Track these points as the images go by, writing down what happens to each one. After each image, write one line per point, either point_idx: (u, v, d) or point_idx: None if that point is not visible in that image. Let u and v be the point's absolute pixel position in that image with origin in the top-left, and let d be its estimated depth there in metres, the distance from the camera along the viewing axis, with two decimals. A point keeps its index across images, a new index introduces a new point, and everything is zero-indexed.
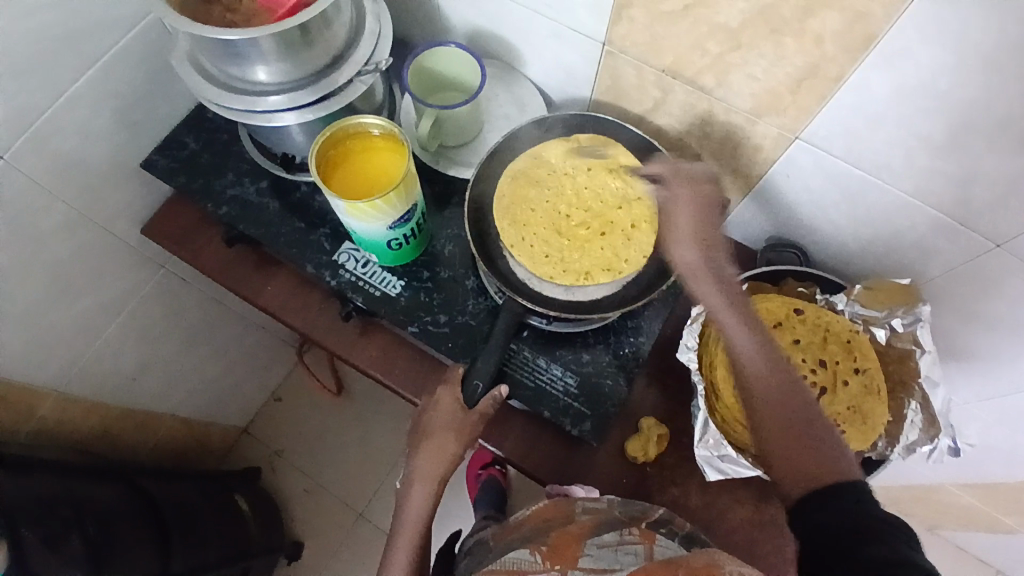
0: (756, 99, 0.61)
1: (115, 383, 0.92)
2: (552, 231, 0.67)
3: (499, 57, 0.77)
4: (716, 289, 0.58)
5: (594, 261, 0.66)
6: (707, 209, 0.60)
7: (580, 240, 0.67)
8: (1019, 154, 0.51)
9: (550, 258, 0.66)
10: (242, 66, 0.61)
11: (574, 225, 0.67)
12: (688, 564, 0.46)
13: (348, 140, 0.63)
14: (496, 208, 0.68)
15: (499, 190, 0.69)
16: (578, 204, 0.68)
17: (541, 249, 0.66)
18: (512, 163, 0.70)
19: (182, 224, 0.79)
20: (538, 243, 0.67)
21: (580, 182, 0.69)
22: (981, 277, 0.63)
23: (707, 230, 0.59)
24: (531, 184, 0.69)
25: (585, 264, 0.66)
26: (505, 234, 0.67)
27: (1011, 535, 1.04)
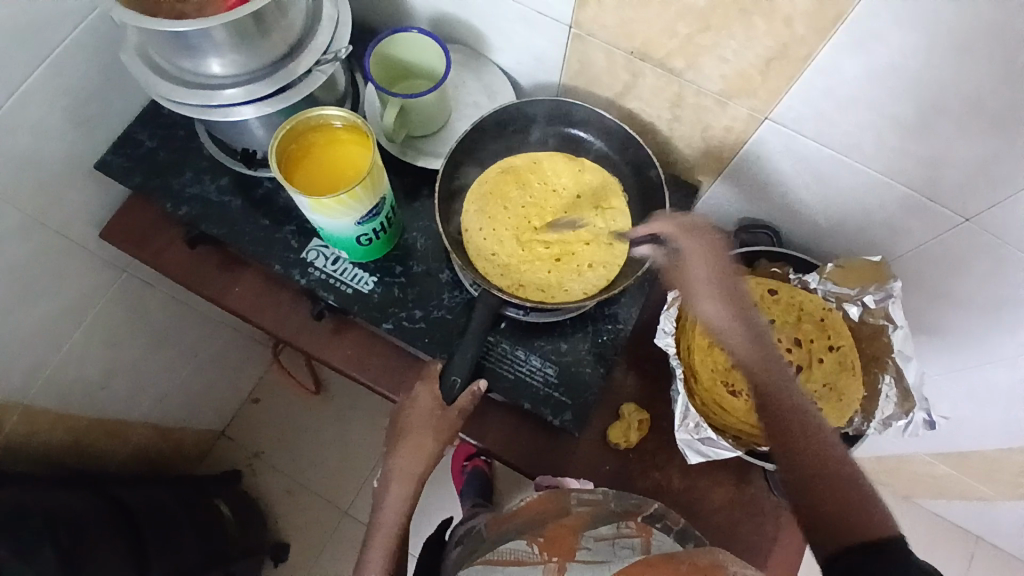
0: (727, 80, 0.60)
1: (81, 393, 0.88)
2: (511, 236, 0.69)
3: (465, 44, 0.75)
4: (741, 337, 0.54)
5: (535, 281, 0.67)
6: (729, 265, 0.56)
7: (534, 255, 0.68)
8: (986, 131, 0.52)
9: (495, 258, 0.68)
10: (196, 59, 0.58)
11: (536, 239, 0.68)
12: (692, 561, 0.46)
13: (310, 133, 0.60)
14: (474, 191, 0.70)
15: (484, 175, 0.71)
16: (550, 223, 0.69)
17: (492, 245, 0.68)
18: (507, 158, 0.71)
19: (141, 225, 0.76)
20: (492, 239, 0.68)
21: (562, 204, 0.70)
22: (949, 252, 0.64)
23: (731, 281, 0.56)
24: (513, 185, 0.70)
25: (524, 278, 0.67)
26: (468, 217, 0.69)
27: (980, 500, 1.07)
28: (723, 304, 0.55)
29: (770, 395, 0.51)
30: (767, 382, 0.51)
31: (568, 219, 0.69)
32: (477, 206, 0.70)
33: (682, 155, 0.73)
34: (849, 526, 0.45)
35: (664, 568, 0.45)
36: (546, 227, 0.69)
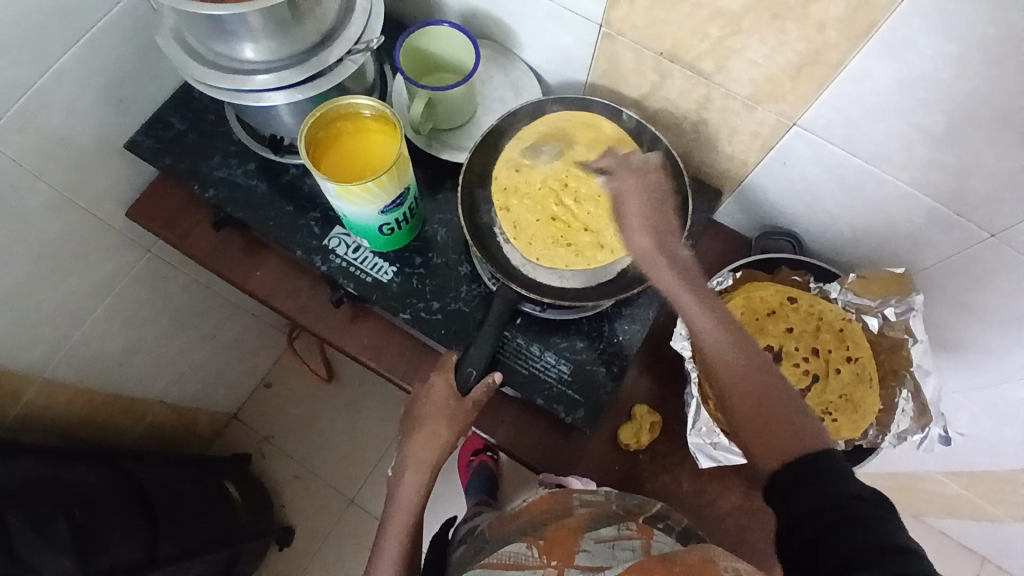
0: (755, 85, 0.60)
1: (101, 368, 0.90)
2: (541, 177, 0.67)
3: (494, 39, 0.75)
4: (671, 273, 0.55)
5: (530, 226, 0.66)
6: (661, 200, 0.57)
7: (549, 201, 0.66)
8: (1016, 146, 0.51)
9: (508, 189, 0.67)
10: (230, 43, 0.59)
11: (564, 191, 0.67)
12: (684, 562, 0.46)
13: (339, 120, 0.61)
14: (553, 120, 0.69)
15: (571, 114, 0.69)
16: (574, 198, 0.66)
17: (518, 177, 0.67)
18: (535, 125, 0.69)
19: (168, 206, 0.77)
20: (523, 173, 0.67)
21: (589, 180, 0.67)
22: (974, 268, 0.63)
23: (660, 216, 0.56)
24: (539, 155, 0.68)
25: (520, 215, 0.66)
26: (526, 137, 0.69)
27: (992, 521, 1.06)
28: (648, 237, 0.56)
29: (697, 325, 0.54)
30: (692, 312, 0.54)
31: (595, 197, 0.66)
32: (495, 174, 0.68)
33: (706, 159, 0.73)
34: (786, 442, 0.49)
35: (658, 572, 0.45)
36: (569, 204, 0.66)
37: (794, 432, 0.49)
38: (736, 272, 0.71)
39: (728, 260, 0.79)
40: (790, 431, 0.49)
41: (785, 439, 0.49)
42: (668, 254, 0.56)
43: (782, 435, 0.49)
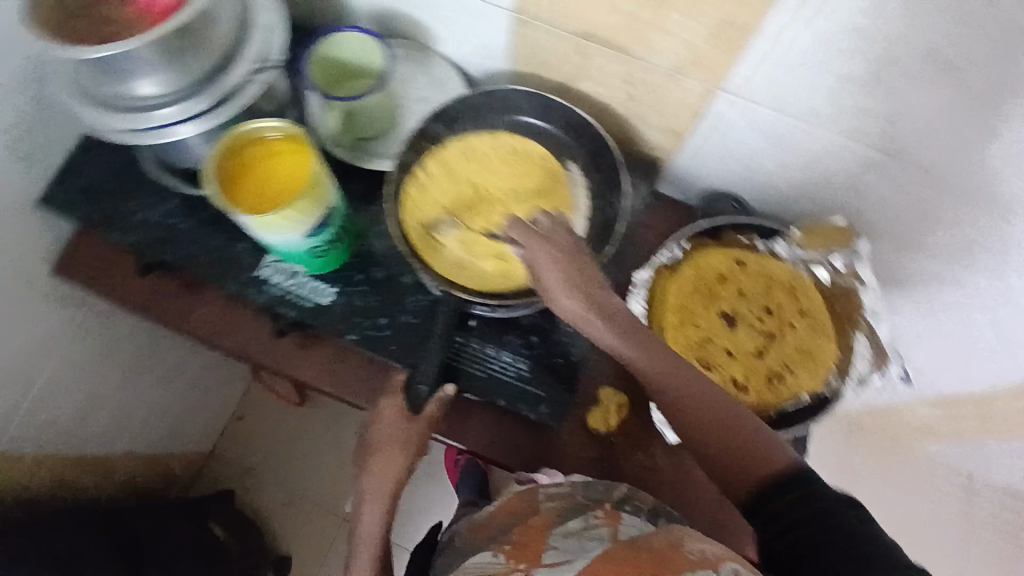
0: (678, 55, 0.58)
1: (59, 431, 0.87)
2: (483, 177, 0.69)
3: (409, 37, 0.72)
4: (604, 327, 0.55)
5: (447, 206, 0.68)
6: (571, 258, 0.56)
7: (472, 203, 0.69)
8: (938, 85, 0.50)
9: (448, 171, 0.69)
10: (122, 79, 0.55)
11: (485, 205, 0.69)
12: (651, 546, 0.44)
13: (249, 147, 0.58)
14: (536, 151, 0.70)
15: (553, 164, 0.70)
16: (483, 218, 0.68)
17: (463, 166, 0.70)
18: (514, 138, 0.70)
19: (95, 258, 0.74)
20: (470, 165, 0.70)
21: (507, 206, 0.68)
22: (915, 205, 0.63)
23: (576, 273, 0.56)
24: (495, 163, 0.70)
25: (441, 194, 0.69)
26: (505, 141, 0.70)
27: (973, 441, 1.08)
28: (572, 295, 0.55)
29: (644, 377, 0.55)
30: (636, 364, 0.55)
31: (499, 226, 0.68)
32: (447, 165, 0.69)
33: (641, 132, 0.71)
34: (755, 467, 0.49)
35: (626, 558, 0.43)
36: (479, 218, 0.68)
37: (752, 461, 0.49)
38: (683, 244, 0.68)
39: None
40: (753, 453, 0.49)
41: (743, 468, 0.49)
42: (598, 306, 0.55)
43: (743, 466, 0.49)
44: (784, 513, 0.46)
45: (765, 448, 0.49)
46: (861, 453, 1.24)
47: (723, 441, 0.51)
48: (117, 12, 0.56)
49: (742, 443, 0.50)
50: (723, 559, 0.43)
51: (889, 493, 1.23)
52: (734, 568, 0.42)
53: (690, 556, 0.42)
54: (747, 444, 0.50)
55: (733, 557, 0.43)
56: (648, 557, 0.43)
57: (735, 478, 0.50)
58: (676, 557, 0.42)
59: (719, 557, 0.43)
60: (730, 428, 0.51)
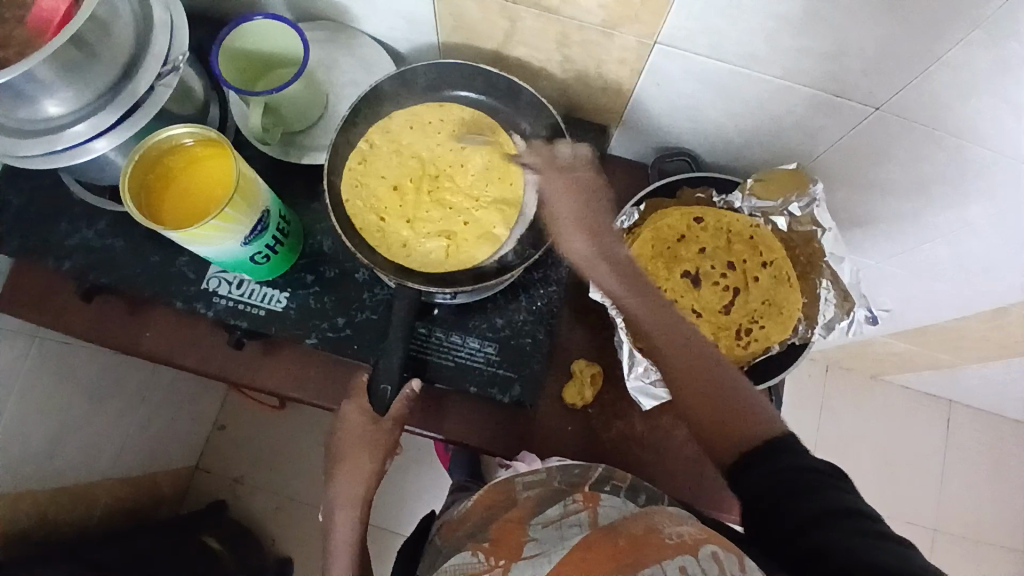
0: (608, 11, 0.55)
1: (30, 471, 0.84)
2: (430, 148, 0.67)
3: (329, 19, 0.69)
4: (613, 276, 0.56)
5: (396, 178, 0.66)
6: (592, 205, 0.57)
7: (417, 175, 0.66)
8: (876, 14, 0.48)
9: (395, 144, 0.67)
10: (24, 104, 0.51)
11: (431, 177, 0.66)
12: (628, 531, 0.43)
13: (166, 157, 0.55)
14: (484, 124, 0.68)
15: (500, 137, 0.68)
16: (430, 194, 0.66)
17: (410, 137, 0.67)
18: (462, 110, 0.68)
19: (32, 289, 0.70)
20: (418, 137, 0.67)
21: (455, 181, 0.66)
22: (866, 142, 0.62)
23: (595, 219, 0.57)
24: (441, 134, 0.68)
25: (386, 167, 0.66)
26: (453, 112, 0.68)
27: (946, 367, 1.10)
28: (587, 239, 0.56)
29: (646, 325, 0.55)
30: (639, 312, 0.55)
31: (448, 202, 0.66)
32: (392, 138, 0.67)
33: (583, 94, 0.69)
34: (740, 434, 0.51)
35: (603, 545, 0.42)
36: (421, 191, 0.66)
37: (749, 425, 0.51)
38: (639, 206, 0.67)
39: (633, 191, 0.76)
40: (743, 420, 0.51)
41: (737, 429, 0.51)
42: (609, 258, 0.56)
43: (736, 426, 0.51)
44: (764, 481, 0.48)
45: (752, 418, 0.51)
46: (839, 388, 1.27)
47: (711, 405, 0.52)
48: (11, 33, 0.52)
49: (741, 408, 0.52)
50: (700, 541, 0.43)
51: (871, 424, 1.25)
52: (713, 550, 0.41)
53: (667, 541, 0.42)
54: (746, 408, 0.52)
55: (708, 539, 0.43)
56: (625, 543, 0.42)
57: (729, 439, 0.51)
58: (653, 542, 0.42)
59: (697, 540, 0.42)
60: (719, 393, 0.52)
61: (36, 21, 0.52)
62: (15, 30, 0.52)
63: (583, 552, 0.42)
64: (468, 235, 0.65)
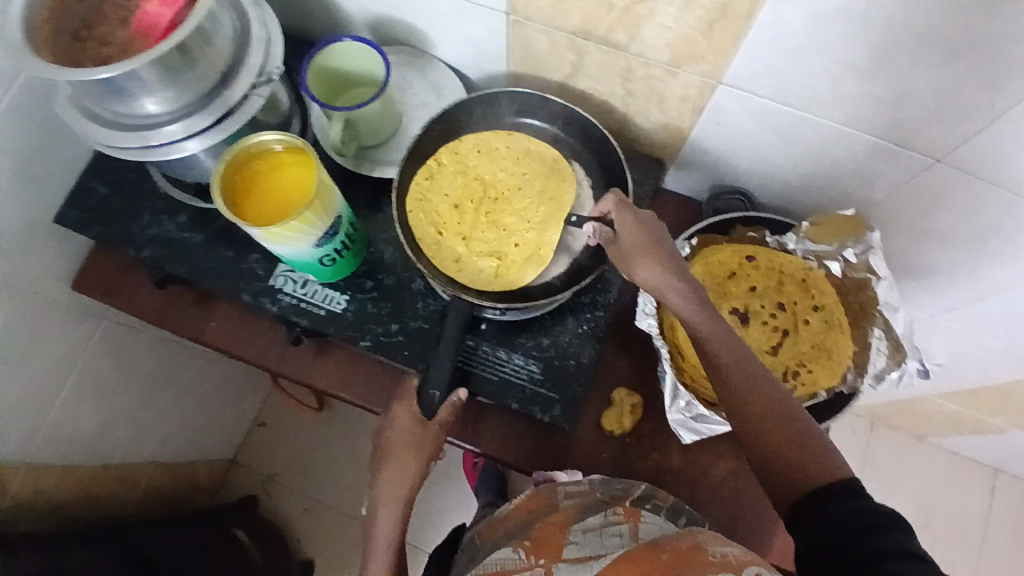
0: (674, 49, 0.57)
1: (82, 444, 0.88)
2: (492, 173, 0.70)
3: (407, 44, 0.73)
4: (683, 301, 0.55)
5: (461, 197, 0.69)
6: (657, 230, 0.58)
7: (478, 198, 0.70)
8: (941, 61, 0.49)
9: (461, 166, 0.70)
10: (127, 101, 0.56)
11: (491, 201, 0.70)
12: (673, 548, 0.43)
13: (252, 161, 0.59)
14: (546, 155, 0.70)
15: (561, 169, 0.70)
16: (488, 215, 0.69)
17: (476, 161, 0.70)
18: (528, 139, 0.71)
19: (110, 273, 0.75)
20: (483, 162, 0.70)
21: (511, 205, 0.69)
22: (927, 193, 0.62)
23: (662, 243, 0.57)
24: (505, 159, 0.70)
25: (451, 187, 0.70)
26: (518, 141, 0.71)
27: (997, 433, 1.05)
28: (656, 264, 0.56)
29: (710, 354, 0.53)
30: (707, 341, 0.53)
31: (501, 225, 0.69)
32: (459, 159, 0.70)
33: (643, 129, 0.71)
34: (804, 477, 0.49)
35: (646, 557, 0.43)
36: (480, 212, 0.69)
37: (818, 468, 0.49)
38: (692, 240, 0.68)
39: (685, 226, 0.77)
40: (813, 463, 0.49)
41: (808, 472, 0.49)
42: (677, 286, 0.56)
43: (807, 470, 0.49)
44: (829, 522, 0.46)
45: (821, 460, 0.49)
46: (880, 445, 1.23)
47: (779, 442, 0.50)
48: (117, 33, 0.57)
49: (813, 452, 0.49)
50: (745, 564, 0.42)
51: (914, 487, 1.21)
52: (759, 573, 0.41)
53: (712, 558, 0.42)
54: (818, 451, 0.49)
55: (754, 561, 0.43)
56: (669, 558, 0.42)
57: (797, 480, 0.49)
58: (696, 557, 0.42)
59: (742, 561, 0.42)
60: (787, 432, 0.50)
61: (141, 24, 0.57)
62: (122, 31, 0.58)
63: (624, 561, 0.43)
64: (517, 256, 0.67)
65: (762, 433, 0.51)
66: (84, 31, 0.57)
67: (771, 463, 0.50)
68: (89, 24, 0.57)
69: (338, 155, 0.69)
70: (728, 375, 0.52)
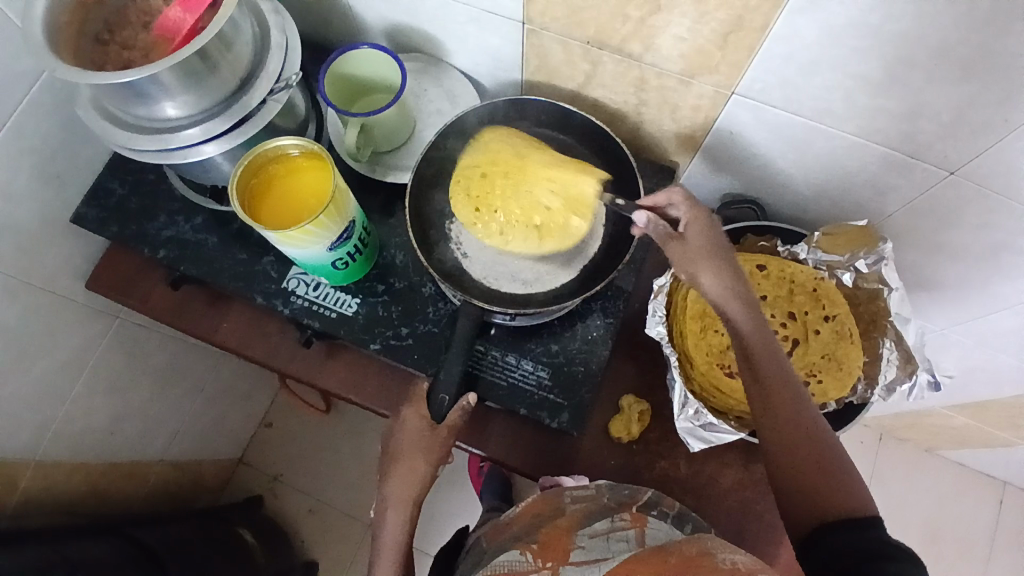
0: (688, 60, 0.58)
1: (93, 441, 0.88)
2: (518, 144, 0.69)
3: (423, 51, 0.74)
4: (744, 313, 0.54)
5: (492, 171, 0.68)
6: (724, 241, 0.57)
7: (502, 167, 0.68)
8: (954, 78, 0.49)
9: (495, 144, 0.69)
10: (148, 105, 0.57)
11: (513, 166, 0.68)
12: (680, 551, 0.44)
13: (269, 164, 0.60)
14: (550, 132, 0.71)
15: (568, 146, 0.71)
16: (512, 182, 0.68)
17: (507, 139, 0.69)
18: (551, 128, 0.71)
19: (125, 272, 0.76)
20: (508, 138, 0.69)
21: (532, 177, 0.67)
22: (940, 207, 0.62)
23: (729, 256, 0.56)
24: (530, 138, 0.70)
25: (484, 163, 0.69)
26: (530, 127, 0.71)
27: (1008, 448, 1.04)
28: (719, 275, 0.55)
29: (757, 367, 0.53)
30: (758, 356, 0.53)
31: (527, 192, 0.67)
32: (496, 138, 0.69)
33: (655, 138, 0.71)
34: (828, 507, 0.48)
35: (653, 560, 0.44)
36: (504, 181, 0.68)
37: (845, 502, 0.48)
38: None
39: None
40: (840, 497, 0.49)
41: (833, 504, 0.48)
42: (740, 298, 0.55)
43: (835, 502, 0.48)
44: (843, 549, 0.46)
45: (850, 496, 0.49)
46: (887, 459, 1.22)
47: (808, 469, 0.50)
48: (139, 37, 0.58)
49: (843, 486, 0.49)
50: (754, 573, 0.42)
51: (921, 501, 1.20)
52: None
53: (721, 565, 0.42)
54: (849, 487, 0.49)
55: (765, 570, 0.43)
56: (676, 562, 0.43)
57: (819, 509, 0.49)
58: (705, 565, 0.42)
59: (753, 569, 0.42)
60: (822, 460, 0.50)
61: (161, 29, 0.58)
62: (144, 35, 0.59)
63: (632, 564, 0.44)
64: (555, 225, 0.67)
65: (795, 457, 0.51)
66: (106, 35, 0.58)
67: (796, 488, 0.50)
68: (112, 28, 0.59)
69: (351, 159, 0.70)
70: (770, 393, 0.52)
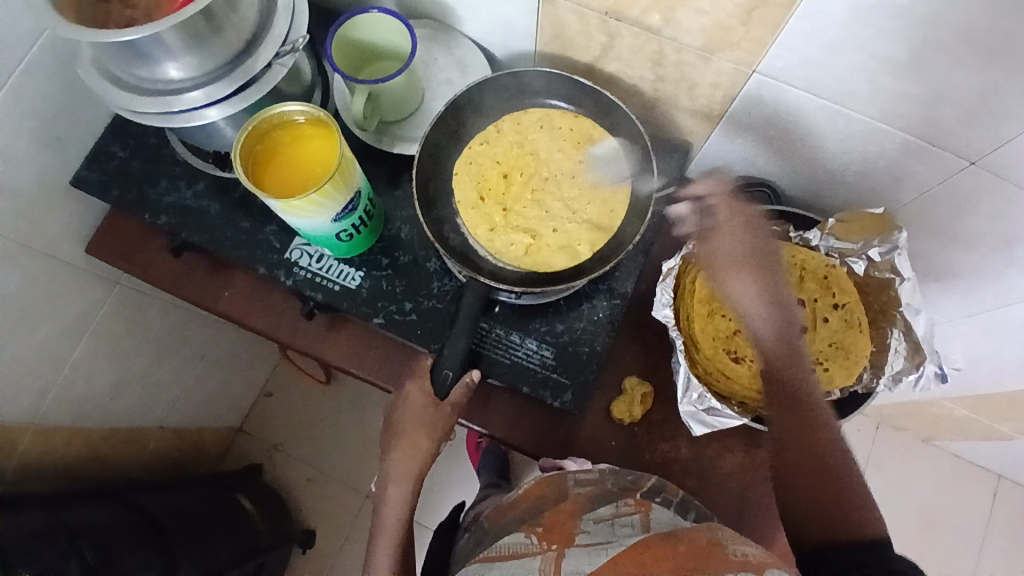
0: (707, 35, 0.56)
1: (92, 407, 0.88)
2: (546, 150, 0.69)
3: (433, 17, 0.71)
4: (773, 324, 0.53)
5: (515, 172, 0.69)
6: (760, 242, 0.56)
7: (525, 171, 0.69)
8: (983, 64, 0.47)
9: (523, 145, 0.69)
10: (150, 66, 0.55)
11: (538, 178, 0.68)
12: (689, 539, 0.43)
13: (275, 130, 0.59)
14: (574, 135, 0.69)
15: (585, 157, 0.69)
16: (533, 193, 0.68)
17: (535, 141, 0.69)
18: (591, 126, 0.69)
19: (127, 237, 0.75)
20: (539, 140, 0.69)
21: (562, 190, 0.68)
22: (958, 196, 0.61)
23: (764, 261, 0.55)
24: (566, 142, 0.69)
25: (507, 161, 0.69)
26: (564, 121, 0.70)
27: (1006, 441, 1.05)
28: (753, 280, 0.54)
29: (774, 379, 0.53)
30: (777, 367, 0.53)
31: (543, 212, 0.68)
32: (520, 130, 0.70)
33: (671, 115, 0.70)
34: (832, 524, 0.49)
35: (661, 547, 0.43)
36: (524, 188, 0.68)
37: (851, 520, 0.48)
38: None
39: None
40: (845, 513, 0.49)
41: (839, 520, 0.48)
42: (769, 304, 0.54)
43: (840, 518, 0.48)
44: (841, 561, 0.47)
45: (859, 514, 0.48)
46: (885, 446, 1.23)
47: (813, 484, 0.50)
48: None
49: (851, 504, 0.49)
50: (764, 565, 0.41)
51: (915, 489, 1.20)
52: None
53: (731, 556, 0.41)
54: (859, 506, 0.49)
55: (775, 562, 0.42)
56: (685, 549, 0.42)
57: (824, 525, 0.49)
58: (702, 553, 0.42)
59: (762, 562, 0.41)
60: (829, 478, 0.50)
61: None
62: None
63: (638, 548, 0.43)
64: (558, 245, 0.67)
65: (802, 473, 0.51)
66: None
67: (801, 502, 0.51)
68: None
69: (359, 130, 0.68)
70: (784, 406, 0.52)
